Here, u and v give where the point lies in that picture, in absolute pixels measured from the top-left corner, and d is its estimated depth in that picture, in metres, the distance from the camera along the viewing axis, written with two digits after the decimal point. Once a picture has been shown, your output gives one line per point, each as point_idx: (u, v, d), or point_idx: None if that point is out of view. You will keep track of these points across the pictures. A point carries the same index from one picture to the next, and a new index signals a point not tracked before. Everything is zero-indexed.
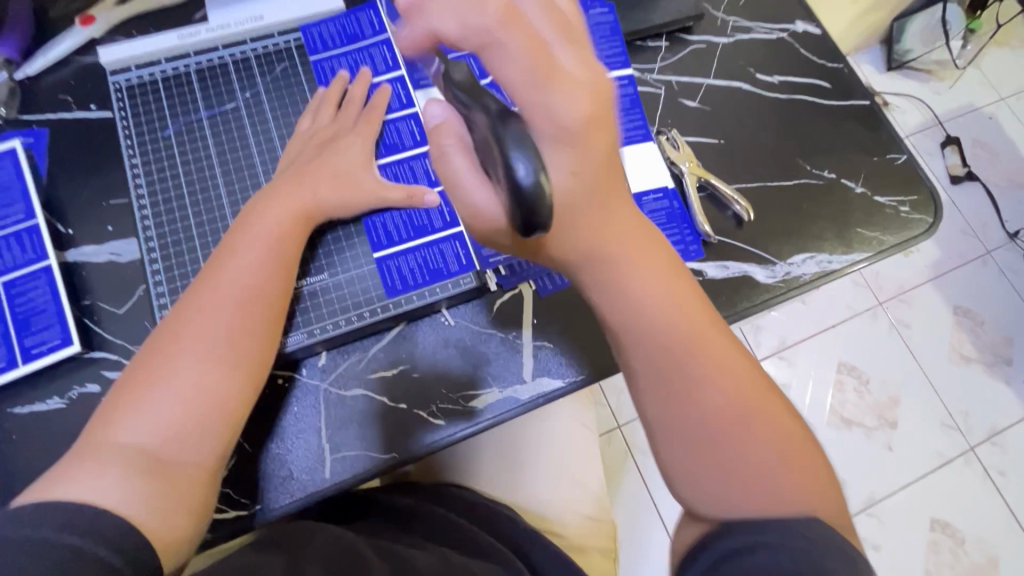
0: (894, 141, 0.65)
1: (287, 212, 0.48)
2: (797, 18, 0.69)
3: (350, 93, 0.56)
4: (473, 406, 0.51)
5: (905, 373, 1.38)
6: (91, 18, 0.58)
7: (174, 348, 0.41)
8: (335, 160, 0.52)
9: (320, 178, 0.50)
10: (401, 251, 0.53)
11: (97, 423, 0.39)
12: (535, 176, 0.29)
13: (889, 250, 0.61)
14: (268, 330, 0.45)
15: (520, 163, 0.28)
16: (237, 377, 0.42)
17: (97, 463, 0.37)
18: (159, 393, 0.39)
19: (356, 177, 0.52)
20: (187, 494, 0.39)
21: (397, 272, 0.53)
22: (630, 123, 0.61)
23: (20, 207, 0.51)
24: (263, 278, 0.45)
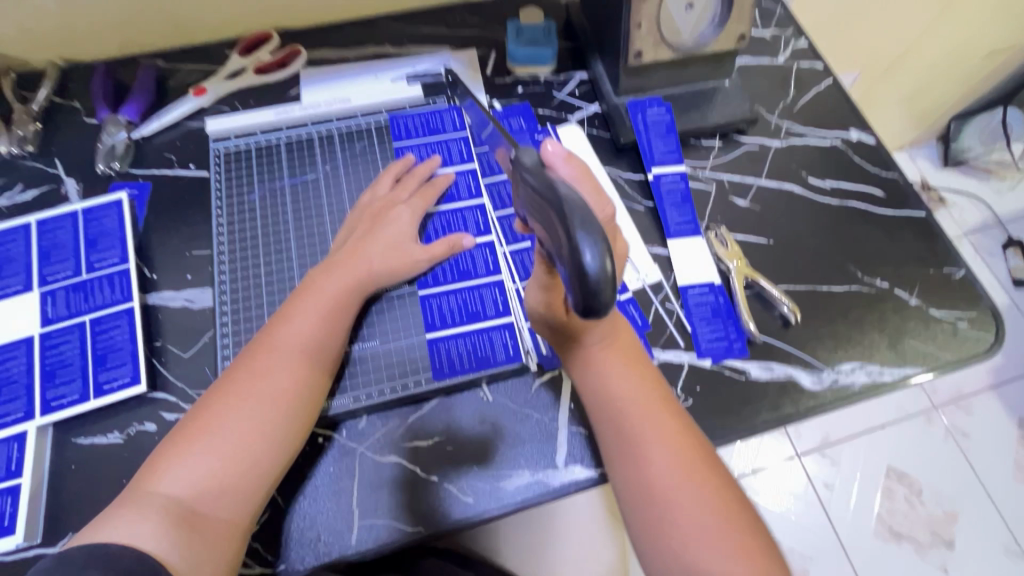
0: (951, 254, 0.64)
1: (344, 281, 0.52)
2: (851, 126, 0.71)
3: (413, 169, 0.61)
4: (503, 486, 0.51)
5: (963, 486, 1.29)
6: (203, 90, 0.66)
7: (223, 407, 0.45)
8: (388, 231, 0.56)
9: (377, 250, 0.55)
10: (451, 334, 0.56)
11: (144, 471, 0.42)
12: (601, 262, 0.32)
13: (946, 368, 0.58)
14: (308, 398, 0.47)
15: (588, 250, 0.32)
16: (275, 441, 0.45)
17: (140, 511, 0.40)
18: (204, 449, 0.43)
19: (406, 248, 0.56)
20: (215, 550, 0.41)
21: (444, 355, 0.55)
22: (679, 217, 0.63)
23: (116, 252, 0.57)
24: (314, 348, 0.49)
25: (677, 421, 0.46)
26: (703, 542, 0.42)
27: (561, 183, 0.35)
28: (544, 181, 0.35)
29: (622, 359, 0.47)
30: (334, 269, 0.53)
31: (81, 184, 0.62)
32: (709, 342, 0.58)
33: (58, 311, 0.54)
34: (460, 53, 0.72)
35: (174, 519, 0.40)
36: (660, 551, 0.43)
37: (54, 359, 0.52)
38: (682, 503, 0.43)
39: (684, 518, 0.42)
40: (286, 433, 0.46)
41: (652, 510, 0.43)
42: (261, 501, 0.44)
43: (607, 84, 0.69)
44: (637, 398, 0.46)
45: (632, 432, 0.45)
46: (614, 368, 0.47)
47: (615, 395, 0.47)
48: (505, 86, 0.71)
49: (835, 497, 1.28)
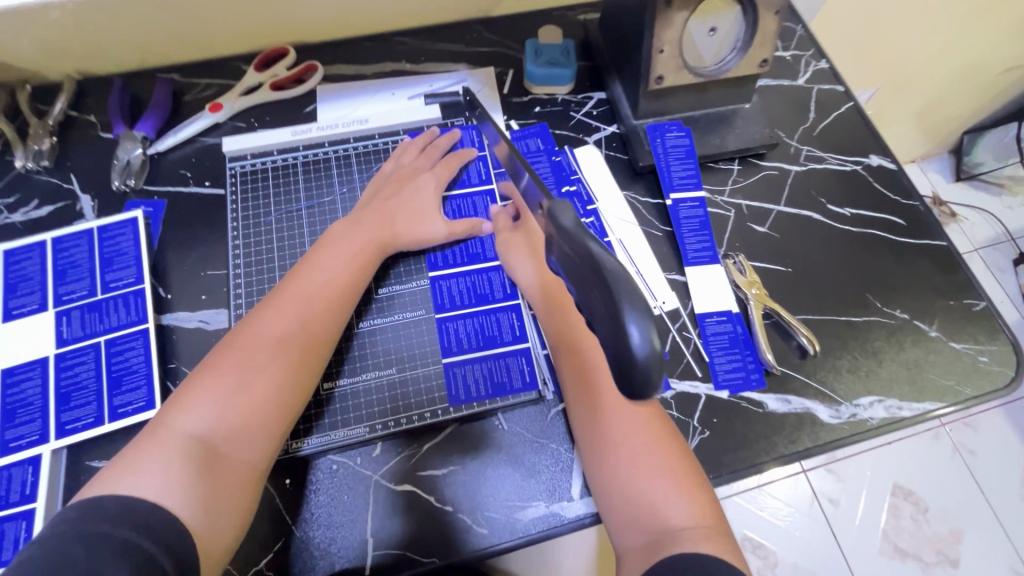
0: (972, 286, 0.63)
1: (367, 241, 0.55)
2: (872, 152, 0.71)
3: (435, 142, 0.64)
4: (518, 518, 0.50)
5: (969, 505, 1.29)
6: (219, 105, 0.66)
7: (243, 347, 0.46)
8: (409, 198, 0.59)
9: (396, 216, 0.57)
10: (467, 360, 0.55)
11: (167, 408, 0.43)
12: (648, 342, 0.29)
13: (967, 403, 0.58)
14: (325, 346, 0.49)
15: (635, 330, 0.29)
16: (293, 385, 0.46)
17: (158, 447, 0.41)
18: (223, 386, 0.44)
19: (425, 216, 0.58)
20: (227, 489, 0.42)
21: (461, 382, 0.54)
22: (698, 244, 0.62)
23: (132, 272, 0.56)
24: (334, 298, 0.51)
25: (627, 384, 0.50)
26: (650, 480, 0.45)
27: (598, 247, 0.33)
28: (577, 244, 0.34)
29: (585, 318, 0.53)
30: (352, 231, 0.55)
31: (97, 201, 0.62)
32: (726, 373, 0.57)
33: (73, 332, 0.54)
34: (477, 71, 0.72)
35: (191, 453, 0.41)
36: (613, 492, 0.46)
37: (69, 381, 0.52)
38: (634, 445, 0.47)
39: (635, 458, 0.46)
40: (303, 376, 0.47)
41: (606, 451, 0.47)
42: (278, 445, 0.46)
43: (625, 105, 0.68)
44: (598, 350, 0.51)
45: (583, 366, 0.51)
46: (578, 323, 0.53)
47: (572, 334, 0.52)
48: (522, 105, 0.70)
49: (840, 513, 1.29)
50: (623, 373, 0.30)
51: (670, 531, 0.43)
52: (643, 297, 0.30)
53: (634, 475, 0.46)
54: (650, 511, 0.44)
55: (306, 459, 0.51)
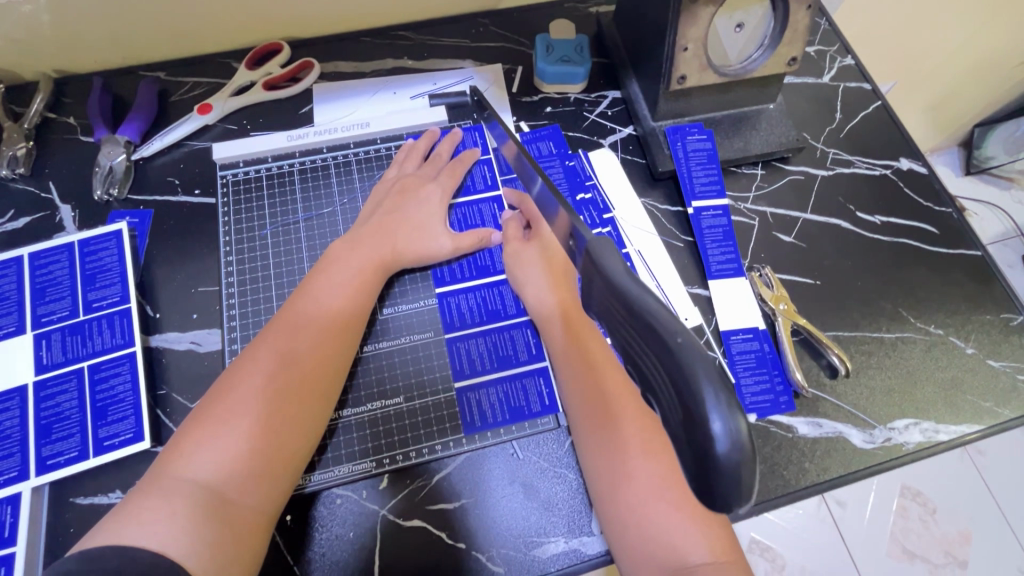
0: (1009, 298, 0.60)
1: (371, 260, 0.52)
2: (901, 155, 0.67)
3: (436, 146, 0.60)
4: (536, 556, 0.47)
5: (979, 507, 1.29)
6: (208, 106, 0.61)
7: (246, 383, 0.43)
8: (414, 212, 0.55)
9: (401, 231, 0.54)
10: (483, 384, 0.52)
11: (166, 456, 0.39)
12: (735, 435, 0.24)
13: (1008, 425, 0.54)
14: (334, 375, 0.47)
15: (717, 418, 0.24)
16: (304, 417, 0.44)
17: (163, 500, 0.37)
18: (229, 428, 0.40)
19: (431, 230, 0.55)
20: (243, 541, 0.38)
21: (475, 408, 0.51)
22: (721, 256, 0.59)
23: (117, 290, 0.52)
24: (341, 323, 0.48)
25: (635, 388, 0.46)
26: (660, 514, 0.41)
27: (658, 303, 0.27)
28: (633, 298, 0.29)
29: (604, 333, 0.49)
30: (355, 251, 0.52)
31: (78, 212, 0.57)
32: (753, 395, 0.54)
33: (54, 357, 0.50)
34: (484, 68, 0.67)
35: (201, 505, 0.37)
36: (621, 521, 0.42)
37: (50, 411, 0.48)
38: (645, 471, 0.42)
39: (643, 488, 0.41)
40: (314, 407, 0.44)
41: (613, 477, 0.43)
42: (290, 485, 0.42)
43: (642, 106, 0.64)
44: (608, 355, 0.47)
45: (596, 378, 0.46)
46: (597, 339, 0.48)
47: (582, 347, 0.48)
48: (533, 105, 0.66)
49: (848, 515, 1.28)
50: (702, 472, 0.24)
51: (688, 569, 0.38)
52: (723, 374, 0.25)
53: (646, 502, 0.41)
54: (662, 546, 0.40)
55: (312, 495, 0.48)
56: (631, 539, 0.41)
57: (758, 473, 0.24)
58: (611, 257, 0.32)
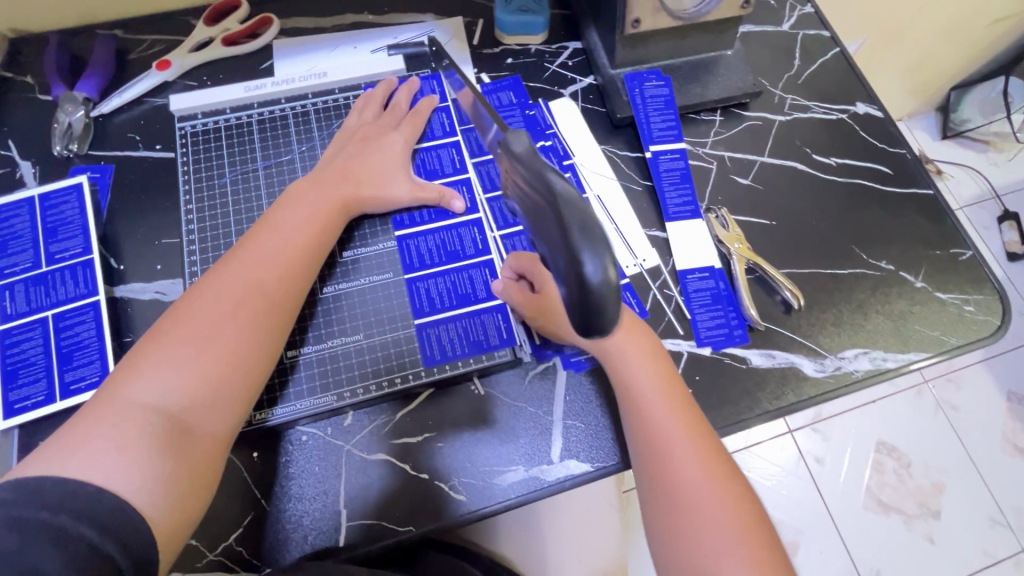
0: (959, 234, 0.61)
1: (329, 200, 0.52)
2: (858, 100, 0.68)
3: (396, 95, 0.60)
4: (497, 483, 0.49)
5: (951, 459, 1.34)
6: (167, 62, 0.61)
7: (199, 312, 0.43)
8: (375, 157, 0.55)
9: (359, 175, 0.54)
10: (442, 320, 0.53)
11: (115, 380, 0.40)
12: (603, 275, 0.34)
13: (953, 353, 0.57)
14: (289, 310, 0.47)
15: (590, 262, 0.33)
16: (259, 352, 0.44)
17: (113, 420, 0.38)
18: (182, 354, 0.41)
19: (390, 175, 0.55)
20: (193, 466, 0.40)
21: (433, 341, 0.52)
22: (679, 198, 0.60)
23: (79, 242, 0.53)
24: (298, 259, 0.48)
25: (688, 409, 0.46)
26: (719, 543, 0.40)
27: (555, 176, 0.36)
28: (535, 172, 0.37)
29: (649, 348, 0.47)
30: (310, 193, 0.52)
31: (38, 168, 0.58)
32: (708, 329, 0.55)
33: (17, 307, 0.50)
34: (444, 21, 0.67)
35: (151, 427, 0.38)
36: (674, 551, 0.41)
37: (16, 358, 0.49)
38: (704, 501, 0.42)
39: (699, 520, 0.41)
40: (268, 342, 0.45)
41: (671, 511, 0.42)
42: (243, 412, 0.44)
43: (602, 55, 0.65)
44: (654, 384, 0.46)
45: (646, 412, 0.45)
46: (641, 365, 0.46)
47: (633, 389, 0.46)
48: (494, 57, 0.66)
49: (825, 471, 1.33)
50: (585, 305, 0.35)
51: None
52: (599, 227, 0.34)
53: (711, 538, 0.40)
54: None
55: (276, 432, 0.49)
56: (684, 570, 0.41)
57: (621, 302, 0.35)
58: (522, 143, 0.38)
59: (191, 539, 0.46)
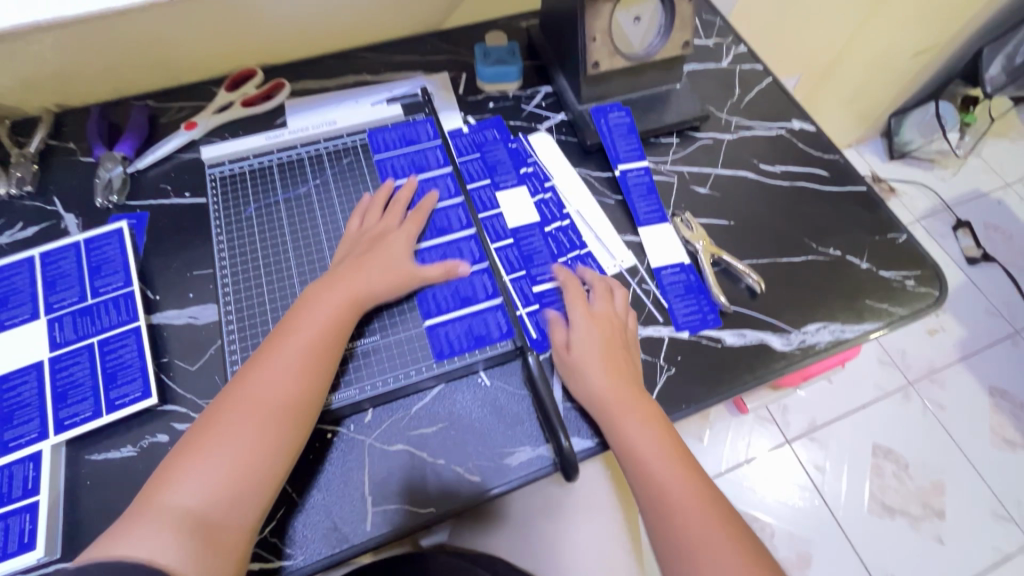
0: (893, 222, 0.71)
1: (343, 296, 0.55)
2: (793, 118, 0.79)
3: (396, 196, 0.64)
4: (507, 462, 0.54)
5: (945, 457, 1.38)
6: (194, 124, 0.70)
7: (230, 417, 0.48)
8: (384, 253, 0.59)
9: (368, 271, 0.57)
10: (449, 320, 0.59)
11: (156, 483, 0.45)
12: (568, 446, 0.51)
13: (902, 321, 0.64)
14: (309, 407, 0.50)
15: (563, 437, 0.52)
16: (276, 456, 0.48)
17: (151, 523, 0.43)
18: (213, 458, 0.46)
19: (400, 266, 0.59)
20: (222, 557, 0.43)
21: (441, 336, 0.58)
22: (647, 207, 0.68)
23: (120, 277, 0.59)
24: (314, 359, 0.52)
25: (697, 485, 0.50)
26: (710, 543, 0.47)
27: (549, 405, 0.54)
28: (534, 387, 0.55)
29: (658, 446, 0.51)
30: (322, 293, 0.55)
31: (80, 219, 0.65)
32: (684, 315, 0.62)
33: (66, 335, 0.56)
34: (433, 76, 0.78)
35: (185, 527, 0.43)
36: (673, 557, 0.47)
37: (65, 380, 0.54)
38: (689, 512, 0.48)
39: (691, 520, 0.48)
40: (288, 439, 0.48)
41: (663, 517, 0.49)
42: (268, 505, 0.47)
43: (570, 95, 0.76)
44: (659, 453, 0.51)
45: (640, 458, 0.51)
46: (648, 447, 0.51)
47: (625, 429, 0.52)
48: (477, 102, 0.77)
49: (828, 480, 1.35)
50: (551, 425, 0.53)
51: None
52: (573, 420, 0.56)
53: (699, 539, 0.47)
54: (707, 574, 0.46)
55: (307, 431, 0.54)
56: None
57: (575, 473, 0.51)
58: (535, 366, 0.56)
59: None
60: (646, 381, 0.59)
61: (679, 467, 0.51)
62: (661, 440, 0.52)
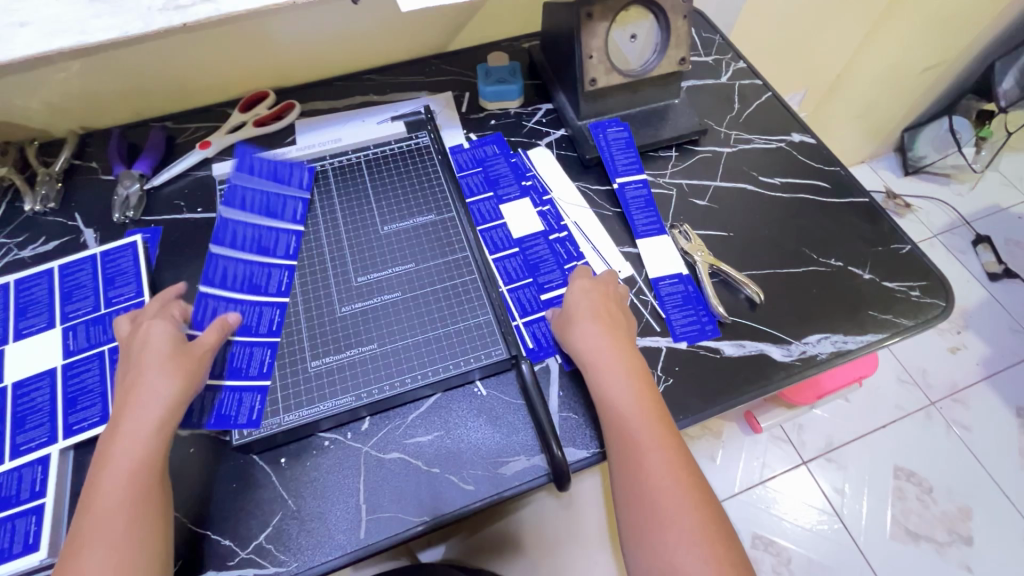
0: (897, 233, 0.70)
1: (137, 422, 0.48)
2: (793, 131, 0.79)
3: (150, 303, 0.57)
4: (502, 472, 0.54)
5: (972, 481, 1.33)
6: (208, 142, 0.73)
7: None
8: (151, 354, 0.51)
9: (148, 378, 0.49)
10: (241, 385, 0.55)
11: None
12: (559, 456, 0.52)
13: (907, 332, 0.63)
14: (154, 539, 0.44)
15: (557, 448, 0.52)
16: None
17: None
18: None
19: (187, 356, 0.52)
20: None
21: (249, 407, 0.54)
22: (645, 219, 0.69)
23: (132, 287, 0.62)
24: (135, 493, 0.45)
25: (671, 447, 0.49)
26: (671, 506, 0.46)
27: (544, 416, 0.55)
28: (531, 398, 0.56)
29: (637, 403, 0.51)
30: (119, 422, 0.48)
31: (98, 233, 0.68)
32: (682, 326, 0.62)
33: (79, 343, 0.58)
34: (437, 95, 0.80)
35: None
36: (633, 513, 0.47)
37: (75, 387, 0.56)
38: (657, 471, 0.48)
39: (657, 479, 0.47)
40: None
41: (631, 471, 0.48)
42: None
43: (569, 111, 0.77)
44: (636, 408, 0.51)
45: (617, 410, 0.51)
46: (625, 400, 0.52)
47: (605, 383, 0.53)
48: (479, 120, 0.79)
49: (848, 503, 1.31)
50: (544, 433, 0.54)
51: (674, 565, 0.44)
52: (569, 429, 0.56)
53: (661, 498, 0.47)
54: (660, 534, 0.45)
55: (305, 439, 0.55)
56: (638, 538, 0.46)
57: (568, 484, 0.51)
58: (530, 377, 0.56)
59: (226, 540, 0.51)
60: None
61: (653, 420, 0.50)
62: (640, 392, 0.52)
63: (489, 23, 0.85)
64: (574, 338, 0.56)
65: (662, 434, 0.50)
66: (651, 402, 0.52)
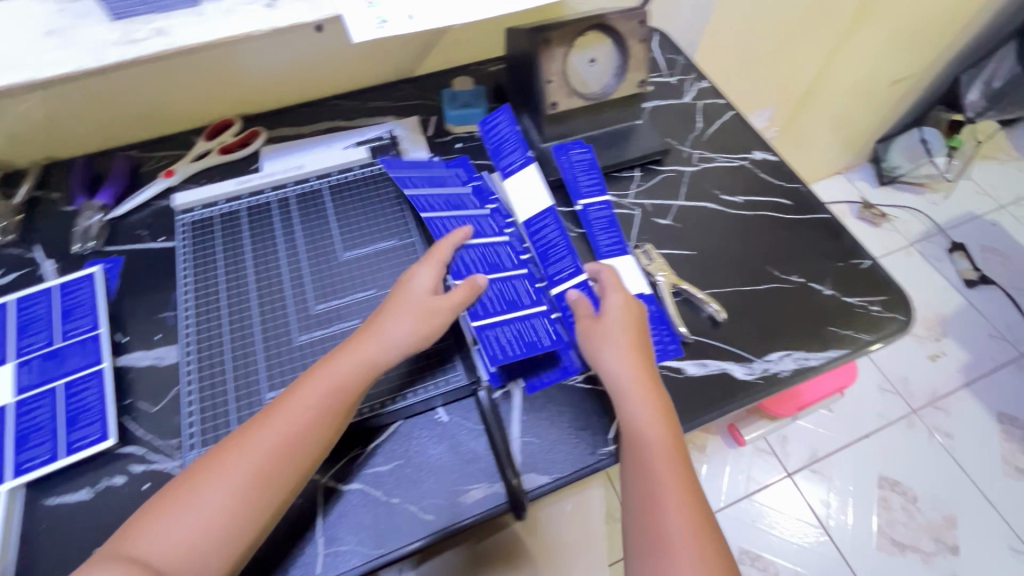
0: (857, 248, 0.71)
1: (347, 363, 0.51)
2: (755, 149, 0.81)
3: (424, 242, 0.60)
4: (462, 501, 0.53)
5: (955, 488, 1.33)
6: (172, 171, 0.73)
7: (203, 482, 0.45)
8: (410, 299, 0.55)
9: (393, 325, 0.53)
10: (497, 323, 0.58)
11: (123, 536, 0.44)
12: (513, 487, 0.53)
13: (868, 347, 0.63)
14: (295, 470, 0.48)
15: (513, 478, 0.53)
16: (250, 522, 0.45)
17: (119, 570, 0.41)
18: (183, 519, 0.44)
19: (428, 304, 0.55)
20: None
21: (511, 340, 0.57)
22: (608, 240, 0.69)
23: (89, 320, 0.61)
24: (308, 427, 0.48)
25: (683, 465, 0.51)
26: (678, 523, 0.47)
27: (500, 445, 0.55)
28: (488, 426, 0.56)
29: (655, 416, 0.52)
30: (332, 363, 0.51)
31: (58, 265, 0.68)
32: None
33: (32, 379, 0.57)
34: (404, 120, 0.81)
35: None
36: (640, 525, 0.48)
37: (27, 424, 0.55)
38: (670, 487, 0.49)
39: (669, 496, 0.49)
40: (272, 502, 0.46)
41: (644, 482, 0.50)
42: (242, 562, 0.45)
43: (533, 134, 0.77)
44: (652, 423, 0.52)
45: (634, 423, 0.52)
46: (644, 415, 0.52)
47: (626, 395, 0.53)
48: (445, 144, 0.80)
49: (834, 514, 1.30)
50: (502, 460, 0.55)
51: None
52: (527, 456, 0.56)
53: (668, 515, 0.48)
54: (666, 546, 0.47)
55: None
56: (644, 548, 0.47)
57: (523, 513, 0.53)
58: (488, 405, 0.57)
59: None
60: (606, 412, 0.58)
61: (672, 440, 0.51)
62: (660, 410, 0.53)
63: (455, 48, 0.86)
64: (605, 351, 0.55)
65: (675, 458, 0.50)
66: (667, 419, 0.52)
